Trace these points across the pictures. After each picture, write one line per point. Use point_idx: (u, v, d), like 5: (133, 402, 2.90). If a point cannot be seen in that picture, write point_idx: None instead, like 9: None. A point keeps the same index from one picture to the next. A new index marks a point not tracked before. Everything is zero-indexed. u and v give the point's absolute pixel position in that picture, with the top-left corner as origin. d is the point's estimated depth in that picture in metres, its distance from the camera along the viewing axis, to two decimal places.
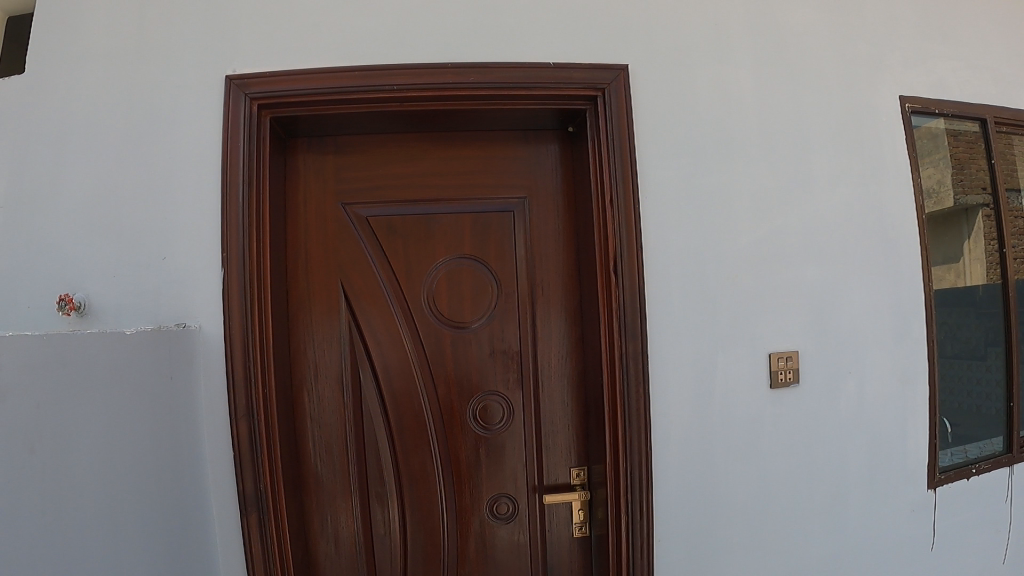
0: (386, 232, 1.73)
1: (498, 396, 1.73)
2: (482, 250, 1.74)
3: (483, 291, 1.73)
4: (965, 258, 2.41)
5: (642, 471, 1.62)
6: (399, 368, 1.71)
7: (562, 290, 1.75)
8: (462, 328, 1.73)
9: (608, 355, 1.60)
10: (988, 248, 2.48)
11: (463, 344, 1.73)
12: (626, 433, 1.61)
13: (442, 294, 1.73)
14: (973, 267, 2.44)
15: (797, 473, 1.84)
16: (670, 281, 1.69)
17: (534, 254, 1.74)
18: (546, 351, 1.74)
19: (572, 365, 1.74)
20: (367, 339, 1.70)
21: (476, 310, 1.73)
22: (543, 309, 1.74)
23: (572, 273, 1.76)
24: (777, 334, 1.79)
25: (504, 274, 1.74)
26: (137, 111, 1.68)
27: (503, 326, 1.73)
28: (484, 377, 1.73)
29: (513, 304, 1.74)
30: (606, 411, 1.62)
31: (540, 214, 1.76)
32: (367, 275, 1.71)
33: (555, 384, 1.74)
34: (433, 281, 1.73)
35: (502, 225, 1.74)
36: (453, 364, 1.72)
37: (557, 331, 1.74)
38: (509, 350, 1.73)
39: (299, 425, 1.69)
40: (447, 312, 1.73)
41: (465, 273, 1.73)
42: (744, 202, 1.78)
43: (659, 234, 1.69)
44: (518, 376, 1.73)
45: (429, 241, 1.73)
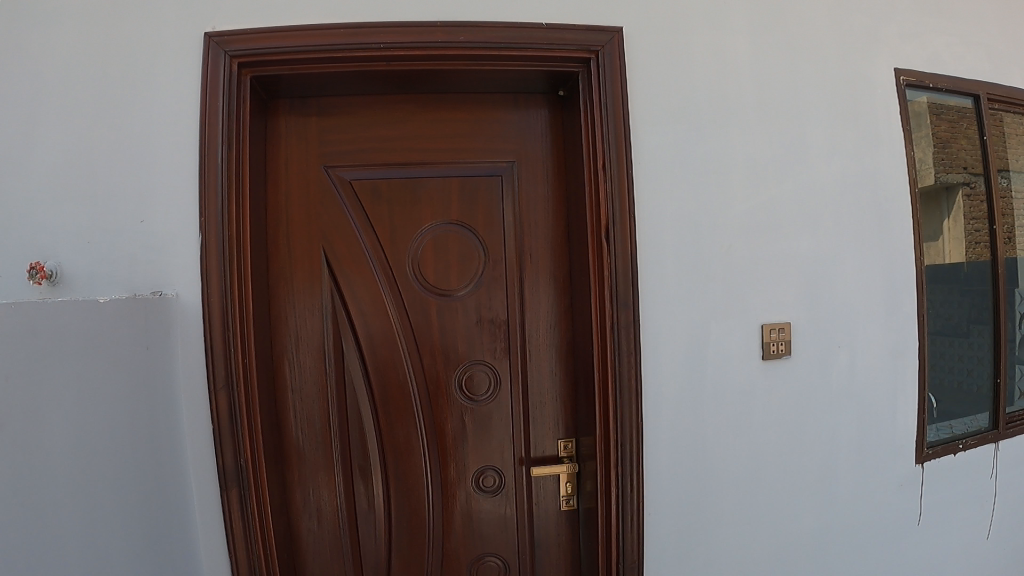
0: (371, 197, 1.67)
1: (485, 366, 1.69)
2: (469, 217, 1.69)
3: (469, 259, 1.69)
4: (945, 237, 2.39)
5: (632, 442, 1.59)
6: (384, 338, 1.66)
7: (551, 259, 1.71)
8: (448, 296, 1.69)
9: (598, 325, 1.57)
10: (968, 227, 2.46)
11: (450, 313, 1.68)
12: (616, 405, 1.57)
13: (427, 262, 1.68)
14: (953, 246, 2.42)
15: (787, 447, 1.82)
16: (662, 250, 1.65)
17: (522, 221, 1.70)
18: (534, 322, 1.70)
19: (561, 336, 1.71)
20: (351, 308, 1.65)
21: (463, 278, 1.69)
22: (531, 278, 1.70)
23: (561, 241, 1.71)
24: (770, 306, 1.76)
25: (491, 242, 1.69)
26: (111, 70, 1.60)
27: (490, 295, 1.69)
28: (470, 347, 1.69)
29: (501, 273, 1.69)
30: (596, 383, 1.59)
31: (529, 180, 1.71)
32: (350, 241, 1.66)
33: (543, 354, 1.70)
34: (418, 248, 1.69)
35: (490, 191, 1.70)
36: (439, 333, 1.68)
37: (546, 301, 1.70)
38: (496, 320, 1.69)
39: (280, 395, 1.64)
40: (433, 280, 1.68)
41: (451, 241, 1.69)
42: (739, 171, 1.74)
43: (652, 201, 1.65)
44: (505, 347, 1.70)
45: (415, 207, 1.68)
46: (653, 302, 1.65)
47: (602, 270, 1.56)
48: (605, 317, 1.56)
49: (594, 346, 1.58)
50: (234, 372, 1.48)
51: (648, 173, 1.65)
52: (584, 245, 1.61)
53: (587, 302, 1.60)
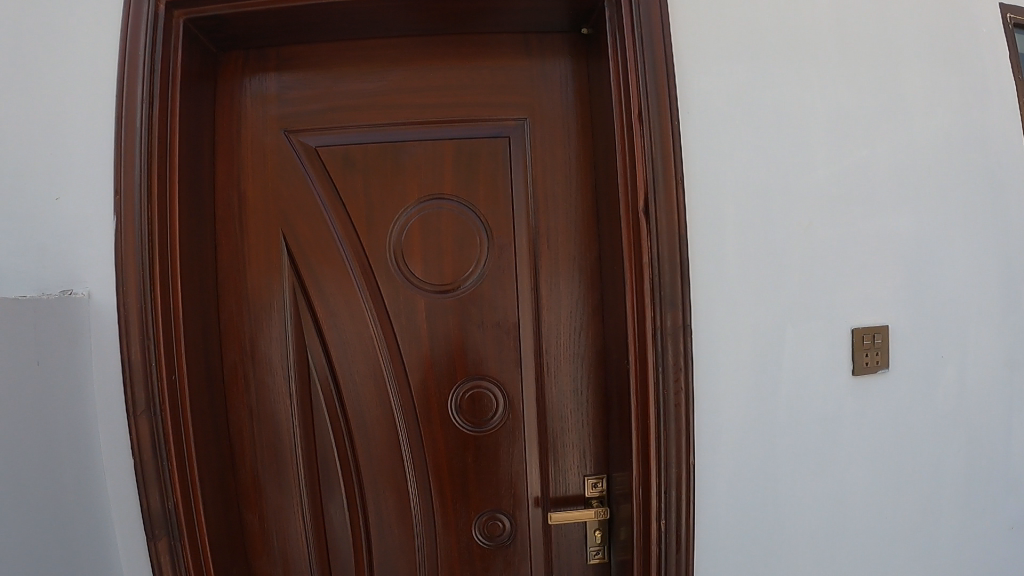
0: (339, 168, 1.29)
1: (490, 385, 1.29)
2: (468, 192, 1.29)
3: (468, 244, 1.29)
4: None
5: (682, 490, 1.14)
6: (357, 347, 1.28)
7: (577, 242, 1.29)
8: (442, 294, 1.28)
9: (635, 331, 1.11)
10: None
11: (444, 316, 1.28)
12: (661, 444, 1.11)
13: (415, 251, 1.29)
14: None
15: (880, 485, 1.42)
16: (718, 237, 1.26)
17: (539, 194, 1.29)
18: (553, 327, 1.28)
19: (591, 343, 1.29)
20: (318, 310, 1.28)
21: (460, 270, 1.29)
22: (549, 268, 1.28)
23: (591, 218, 1.29)
24: (861, 303, 1.35)
25: (496, 223, 1.28)
26: (14, 17, 1.26)
27: (495, 292, 1.28)
28: (470, 360, 1.29)
29: (510, 262, 1.28)
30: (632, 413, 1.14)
31: (547, 141, 1.30)
32: (315, 226, 1.29)
33: (566, 369, 1.29)
34: (401, 233, 1.29)
35: (494, 157, 1.29)
36: (430, 342, 1.28)
37: (569, 297, 1.28)
38: (503, 323, 1.29)
39: (235, 421, 1.30)
40: (422, 274, 1.28)
41: (445, 223, 1.29)
42: (818, 132, 1.33)
43: (705, 173, 1.26)
44: (517, 358, 1.29)
45: (395, 181, 1.29)
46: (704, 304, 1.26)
47: (646, 254, 1.08)
48: (646, 323, 1.09)
49: (630, 361, 1.12)
50: (162, 397, 1.15)
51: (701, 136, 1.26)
52: (615, 221, 1.16)
53: (620, 299, 1.15)
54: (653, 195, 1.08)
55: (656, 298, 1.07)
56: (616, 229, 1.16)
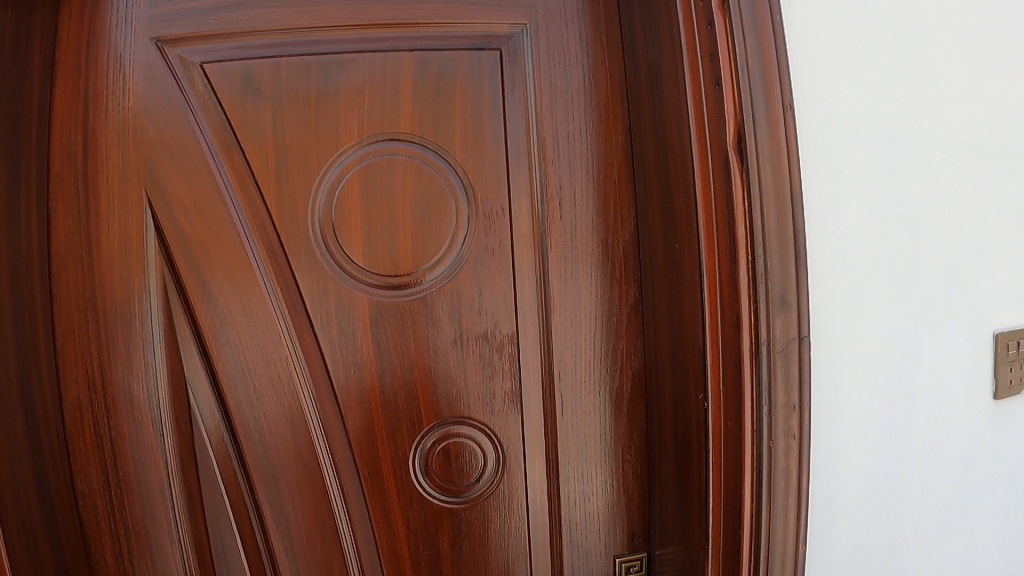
0: (235, 99, 0.80)
1: (475, 433, 0.81)
2: (437, 130, 0.79)
3: (437, 214, 0.78)
4: None
5: None
6: (263, 379, 0.79)
7: (604, 208, 0.80)
8: (399, 293, 0.78)
9: (716, 345, 0.67)
10: None
11: (400, 328, 0.79)
12: (760, 531, 0.67)
13: (354, 224, 0.78)
14: None
15: (1016, 553, 1.01)
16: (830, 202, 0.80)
17: (545, 131, 0.79)
18: (568, 342, 0.80)
19: (625, 363, 0.80)
20: (205, 326, 0.79)
21: (425, 255, 0.78)
22: (559, 249, 0.79)
23: (626, 171, 0.81)
24: (1006, 299, 0.93)
25: (478, 177, 0.79)
26: None
27: (480, 291, 0.79)
28: (440, 397, 0.80)
29: (506, 239, 0.79)
30: (711, 478, 0.70)
31: (560, 49, 0.80)
32: (197, 189, 0.80)
33: (587, 409, 0.81)
34: (327, 195, 0.78)
35: (476, 75, 0.79)
36: (377, 370, 0.79)
37: (591, 294, 0.80)
38: (492, 339, 0.80)
39: (88, 502, 0.82)
40: (363, 261, 0.78)
41: (400, 181, 0.78)
42: (971, 48, 0.87)
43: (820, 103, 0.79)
44: (515, 392, 0.80)
45: (317, 114, 0.78)
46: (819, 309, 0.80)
47: (741, 219, 0.63)
48: (741, 337, 0.64)
49: (708, 399, 0.68)
50: None
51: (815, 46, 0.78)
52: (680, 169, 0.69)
53: (688, 293, 0.70)
54: (748, 117, 0.63)
55: (758, 290, 0.63)
56: (683, 180, 0.69)
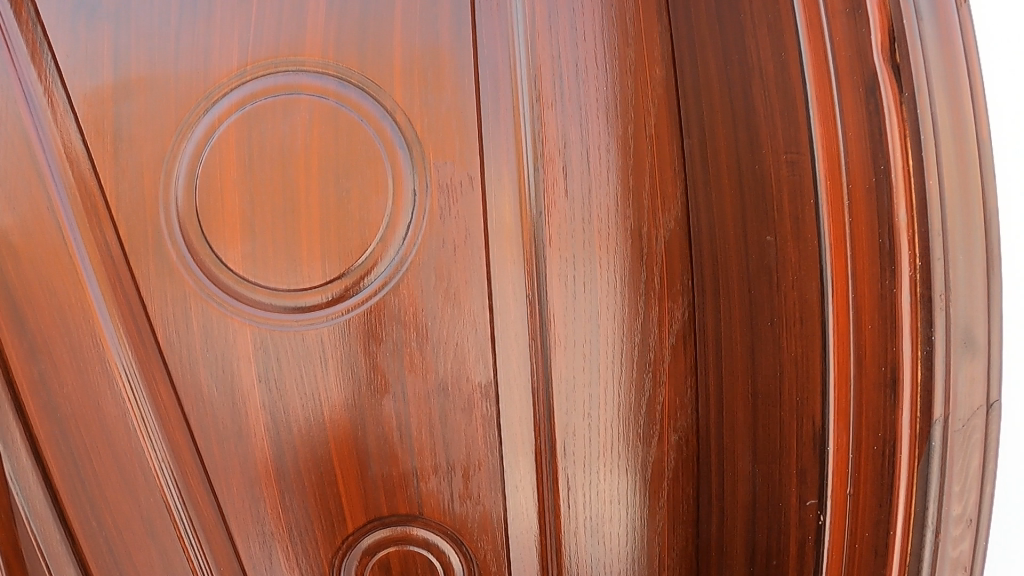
0: (64, 25, 0.50)
1: (435, 539, 0.53)
2: (364, 60, 0.50)
3: (362, 188, 0.50)
4: None
5: None
6: (103, 462, 0.52)
7: (637, 186, 0.49)
8: (304, 314, 0.51)
9: (845, 420, 0.36)
10: None
11: (303, 373, 0.52)
12: None
13: (232, 207, 0.50)
14: None
15: None
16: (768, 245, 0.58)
17: (542, 62, 0.49)
18: (576, 393, 0.51)
19: (665, 426, 0.50)
20: (20, 384, 0.52)
21: (338, 255, 0.50)
22: (562, 249, 0.49)
23: (669, 121, 0.49)
24: None
25: (430, 132, 0.50)
26: None
27: (432, 319, 0.51)
28: (374, 485, 0.53)
29: (476, 228, 0.50)
30: None
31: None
32: (11, 174, 0.51)
33: (604, 498, 0.52)
34: (189, 162, 0.51)
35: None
36: (269, 435, 0.52)
37: (614, 320, 0.50)
38: (453, 393, 0.52)
39: None
40: (245, 265, 0.51)
41: (299, 140, 0.50)
42: None
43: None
44: (494, 472, 0.52)
45: (178, 42, 0.50)
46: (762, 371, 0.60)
47: (903, 196, 0.31)
48: (899, 414, 0.33)
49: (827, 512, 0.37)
50: None
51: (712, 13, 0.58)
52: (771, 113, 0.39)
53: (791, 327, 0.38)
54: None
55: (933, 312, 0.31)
56: (784, 125, 0.38)
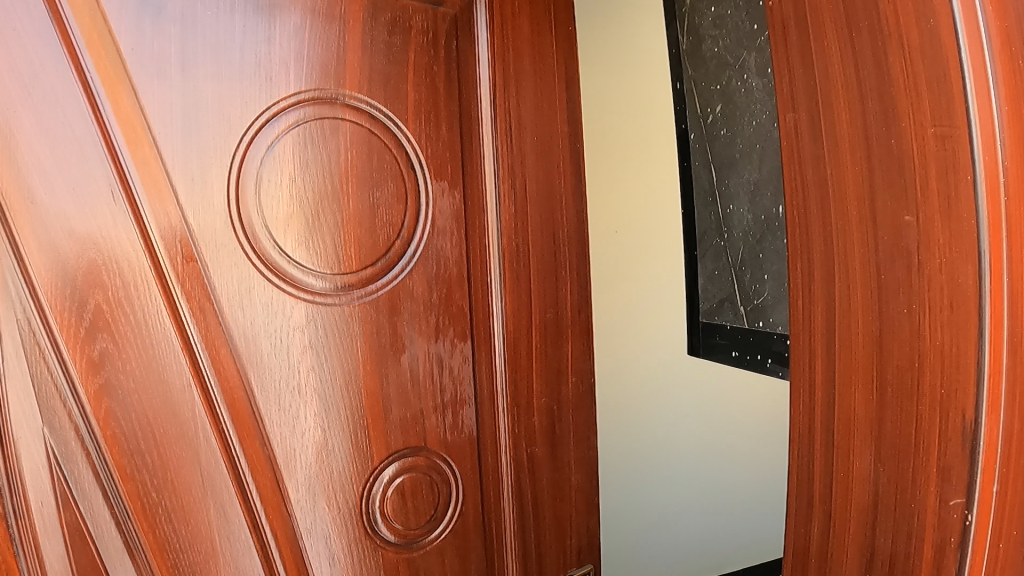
0: (128, 25, 0.49)
1: (435, 462, 0.64)
2: (389, 96, 0.60)
3: (386, 192, 0.60)
4: None
5: None
6: (165, 431, 0.52)
7: (546, 203, 0.66)
8: (352, 295, 0.59)
9: (997, 409, 0.32)
10: None
11: (344, 342, 0.59)
12: None
13: (293, 206, 0.56)
14: None
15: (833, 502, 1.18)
16: (719, 241, 0.66)
17: (497, 105, 0.63)
18: (523, 357, 0.65)
19: (569, 371, 0.69)
20: (74, 367, 0.49)
21: (375, 249, 0.60)
22: (513, 257, 0.64)
23: (569, 154, 0.68)
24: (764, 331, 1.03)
25: (434, 153, 0.62)
26: None
27: (439, 303, 0.63)
28: (394, 424, 0.62)
29: (459, 227, 0.64)
30: None
31: (514, 19, 0.64)
32: (69, 153, 0.48)
33: (539, 431, 0.67)
34: (261, 161, 0.54)
35: (431, 42, 0.62)
36: (319, 396, 0.58)
37: (541, 300, 0.66)
38: (450, 359, 0.64)
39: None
40: (305, 253, 0.56)
41: (349, 152, 0.58)
42: None
43: (707, 109, 0.66)
44: (472, 413, 0.66)
45: (243, 53, 0.53)
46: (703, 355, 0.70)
47: None
48: None
49: (974, 508, 0.33)
50: None
51: (701, 12, 0.64)
52: (906, 79, 0.34)
53: (938, 313, 0.34)
54: None
55: None
56: (930, 92, 0.33)
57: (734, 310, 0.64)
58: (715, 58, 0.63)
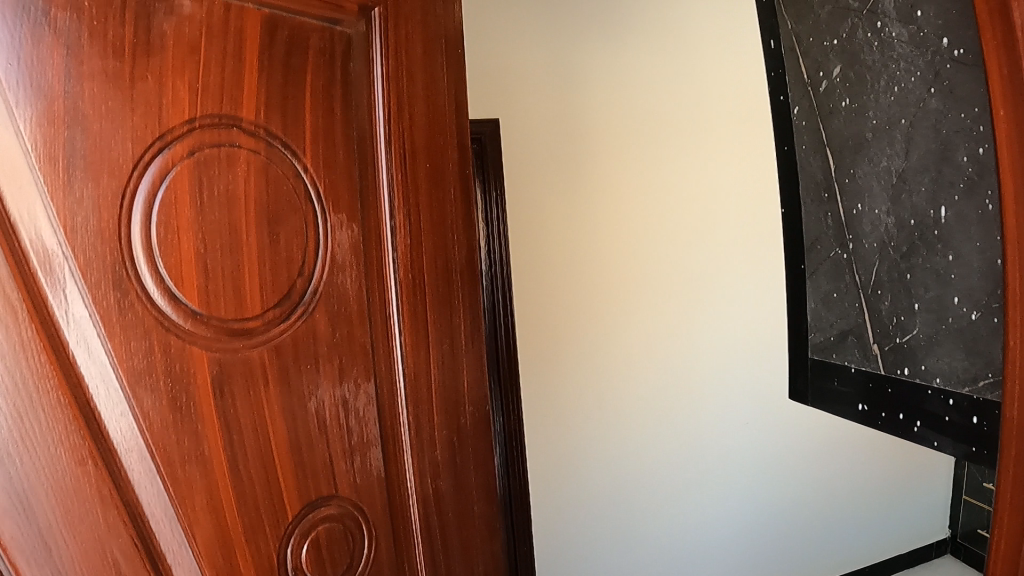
0: None
1: (348, 513, 0.44)
2: (291, 86, 0.39)
3: (272, 185, 0.39)
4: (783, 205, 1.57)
5: None
6: (77, 525, 0.33)
7: (440, 231, 0.48)
8: (251, 344, 0.39)
9: None
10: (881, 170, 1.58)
11: (251, 401, 0.39)
12: None
13: (188, 244, 0.36)
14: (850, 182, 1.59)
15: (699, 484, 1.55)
16: (840, 253, 0.47)
17: (387, 95, 0.44)
18: (423, 408, 0.48)
19: (469, 406, 0.51)
20: None
21: (276, 287, 0.39)
22: (412, 287, 0.46)
23: (459, 161, 0.49)
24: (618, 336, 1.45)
25: (326, 149, 0.41)
26: None
27: (341, 341, 0.43)
28: (310, 469, 0.42)
29: (364, 253, 0.44)
30: None
31: (410, 40, 0.45)
32: None
33: (443, 467, 0.50)
34: (146, 188, 0.34)
35: (329, 64, 0.41)
36: (234, 468, 0.39)
37: (435, 340, 0.48)
38: (356, 403, 0.44)
39: None
40: (200, 298, 0.37)
41: (244, 176, 0.38)
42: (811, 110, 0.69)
43: (817, 76, 0.47)
44: (382, 470, 0.46)
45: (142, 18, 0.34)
46: (809, 404, 0.52)
47: None
48: None
49: None
50: None
51: None
52: None
53: None
54: None
55: None
56: None
57: (862, 350, 0.46)
58: (824, 11, 0.45)
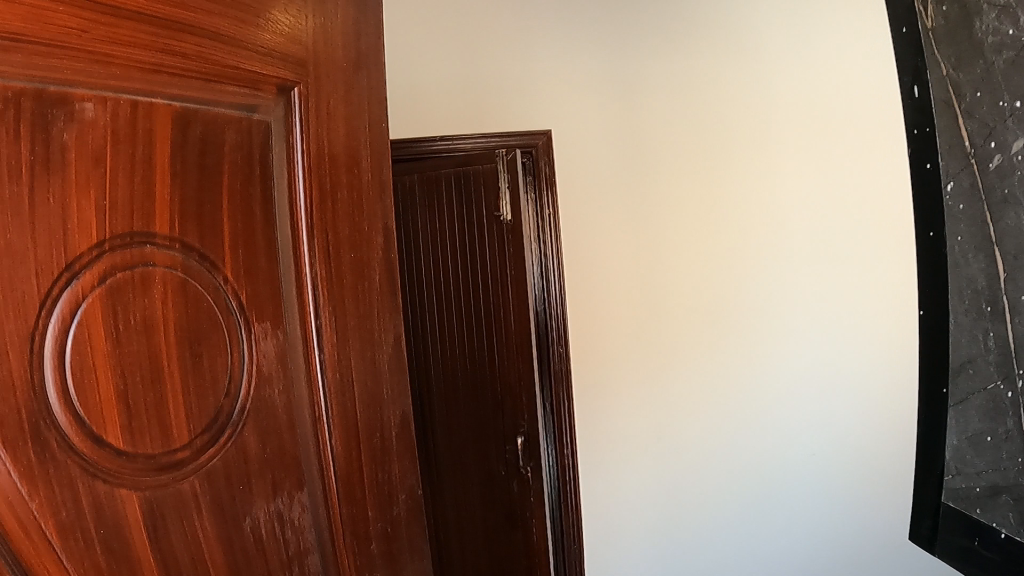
0: None
1: None
2: (205, 190, 0.35)
3: (191, 301, 0.35)
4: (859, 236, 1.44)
5: None
6: None
7: (365, 323, 0.47)
8: (181, 476, 0.34)
9: None
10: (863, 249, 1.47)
11: (191, 540, 0.34)
12: None
13: (105, 378, 0.31)
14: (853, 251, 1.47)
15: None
16: (1005, 389, 0.44)
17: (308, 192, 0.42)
18: (361, 501, 0.46)
19: (401, 489, 0.50)
20: None
21: (204, 411, 0.35)
22: (339, 385, 0.44)
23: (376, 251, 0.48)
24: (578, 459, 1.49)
25: (243, 252, 0.38)
26: None
27: (271, 455, 0.39)
28: None
29: (287, 356, 0.41)
30: None
31: (334, 118, 0.44)
32: None
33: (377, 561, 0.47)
34: (60, 319, 0.29)
35: (248, 158, 0.38)
36: None
37: (366, 426, 0.47)
38: (293, 513, 0.40)
39: None
40: (124, 437, 0.32)
41: (160, 296, 0.33)
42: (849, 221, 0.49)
43: (987, 141, 0.42)
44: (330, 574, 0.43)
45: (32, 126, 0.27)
46: (937, 552, 0.50)
47: None
48: None
49: None
50: None
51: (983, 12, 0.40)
52: None
53: None
54: None
55: None
56: None
57: (1007, 510, 0.43)
58: (1001, 61, 0.39)
